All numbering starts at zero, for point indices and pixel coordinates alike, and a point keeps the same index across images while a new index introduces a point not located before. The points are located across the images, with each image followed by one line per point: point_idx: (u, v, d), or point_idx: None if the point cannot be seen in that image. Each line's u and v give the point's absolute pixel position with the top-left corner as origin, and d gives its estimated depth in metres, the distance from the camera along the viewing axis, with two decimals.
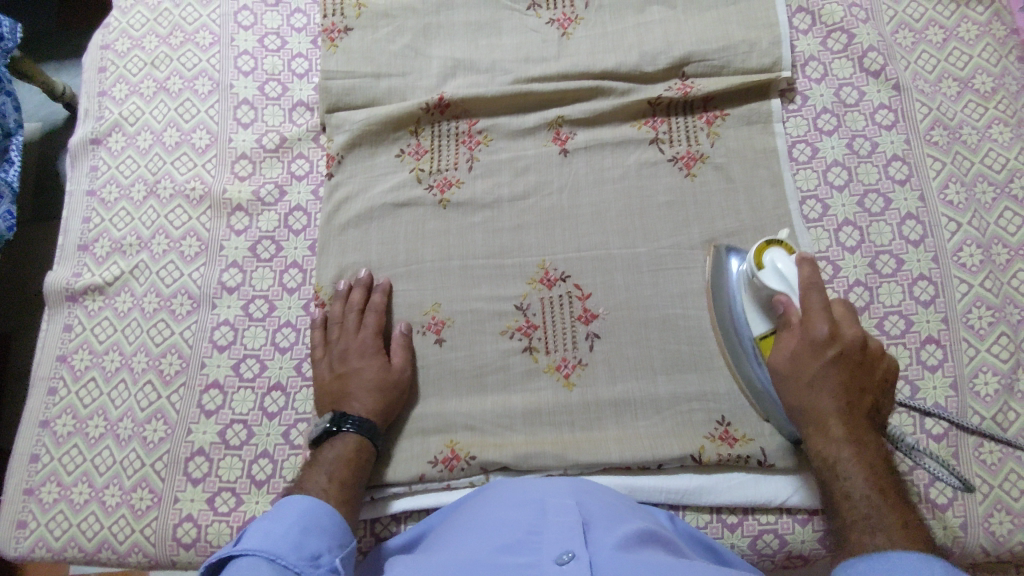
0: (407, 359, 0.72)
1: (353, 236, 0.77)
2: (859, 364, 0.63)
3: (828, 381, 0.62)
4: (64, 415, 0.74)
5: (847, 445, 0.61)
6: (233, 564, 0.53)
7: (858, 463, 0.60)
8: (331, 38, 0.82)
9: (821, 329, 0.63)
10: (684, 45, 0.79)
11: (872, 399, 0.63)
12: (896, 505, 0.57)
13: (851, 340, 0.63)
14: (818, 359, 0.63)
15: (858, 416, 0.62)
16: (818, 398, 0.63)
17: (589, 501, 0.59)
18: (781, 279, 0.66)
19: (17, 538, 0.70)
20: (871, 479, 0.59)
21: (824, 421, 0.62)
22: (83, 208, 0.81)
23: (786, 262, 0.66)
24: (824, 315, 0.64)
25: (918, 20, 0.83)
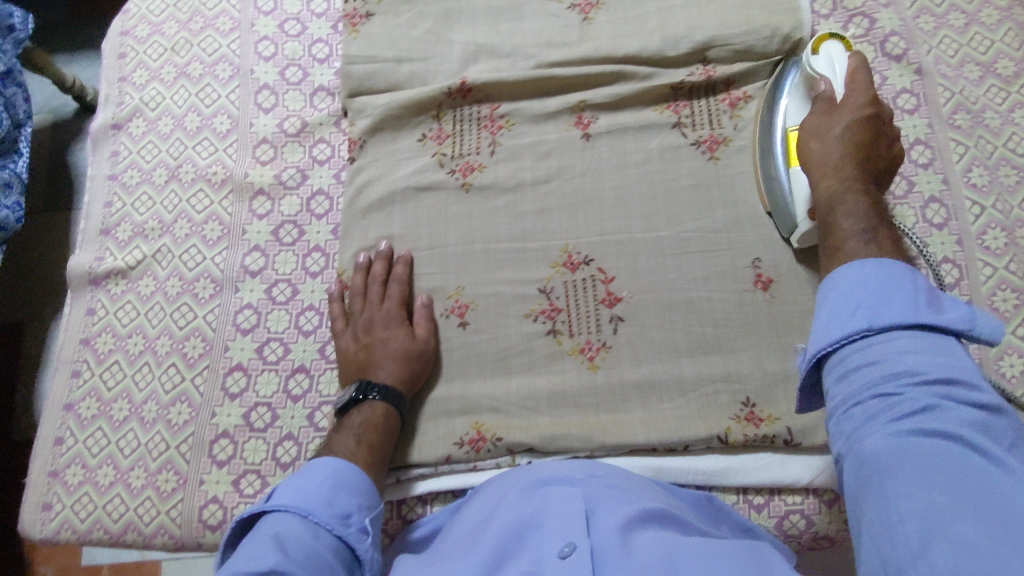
0: (431, 330, 0.72)
1: (377, 219, 0.77)
2: (883, 135, 0.62)
3: (854, 135, 0.62)
4: (88, 399, 0.74)
5: (854, 181, 0.59)
6: (266, 520, 0.55)
7: (863, 201, 0.58)
8: (352, 23, 0.82)
9: (858, 96, 0.64)
10: (706, 30, 0.79)
11: (882, 167, 0.61)
12: (890, 231, 0.55)
13: (888, 115, 0.64)
14: (848, 115, 0.63)
15: (870, 169, 0.61)
16: (838, 147, 0.62)
17: (596, 487, 0.58)
18: (828, 66, 0.69)
19: (42, 520, 0.70)
20: (872, 208, 0.57)
21: (839, 165, 0.61)
22: (105, 193, 0.81)
23: (841, 54, 0.69)
24: (865, 88, 0.65)
25: (939, 6, 0.83)
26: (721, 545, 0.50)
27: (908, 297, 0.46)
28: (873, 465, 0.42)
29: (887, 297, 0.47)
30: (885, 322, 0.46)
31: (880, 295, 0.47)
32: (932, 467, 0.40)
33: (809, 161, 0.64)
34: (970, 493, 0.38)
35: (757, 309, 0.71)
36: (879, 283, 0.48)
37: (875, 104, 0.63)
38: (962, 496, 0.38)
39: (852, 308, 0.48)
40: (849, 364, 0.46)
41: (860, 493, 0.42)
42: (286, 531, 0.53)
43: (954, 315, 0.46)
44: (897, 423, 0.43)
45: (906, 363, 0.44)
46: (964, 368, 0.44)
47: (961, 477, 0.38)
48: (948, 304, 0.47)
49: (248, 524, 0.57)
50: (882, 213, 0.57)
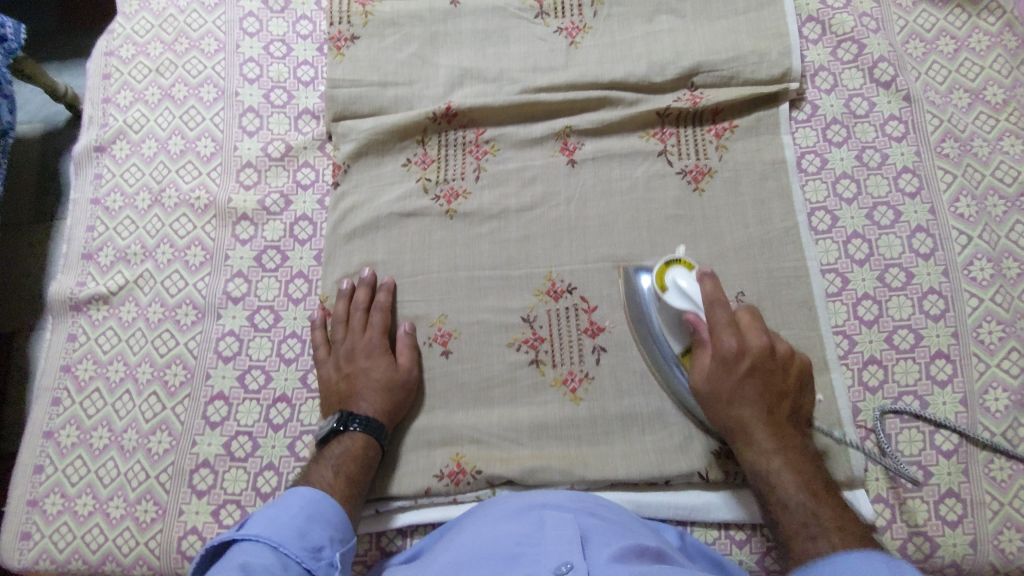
0: (413, 359, 0.72)
1: (360, 246, 0.76)
2: (773, 374, 0.64)
3: (747, 395, 0.63)
4: (68, 426, 0.73)
5: (774, 451, 0.61)
6: (235, 549, 0.53)
7: (789, 471, 0.60)
8: (337, 46, 0.81)
9: (730, 345, 0.64)
10: (693, 56, 0.79)
11: (789, 407, 0.64)
12: (828, 492, 0.59)
13: (758, 348, 0.64)
14: (733, 374, 0.63)
15: (781, 420, 0.63)
16: (741, 411, 0.63)
17: (588, 514, 0.59)
18: (683, 296, 0.67)
19: (20, 549, 0.70)
20: (805, 474, 0.60)
21: (750, 434, 0.62)
22: (87, 217, 0.80)
23: (688, 281, 0.67)
24: (730, 327, 0.64)
25: (929, 30, 0.82)
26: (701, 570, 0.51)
27: None
28: None
29: None
30: None
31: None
32: None
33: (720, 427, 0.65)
34: None
35: None
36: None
37: (746, 352, 0.64)
38: None
39: None
40: None
41: None
42: (255, 560, 0.52)
43: None
44: None
45: None
46: None
47: None
48: None
49: (211, 557, 0.55)
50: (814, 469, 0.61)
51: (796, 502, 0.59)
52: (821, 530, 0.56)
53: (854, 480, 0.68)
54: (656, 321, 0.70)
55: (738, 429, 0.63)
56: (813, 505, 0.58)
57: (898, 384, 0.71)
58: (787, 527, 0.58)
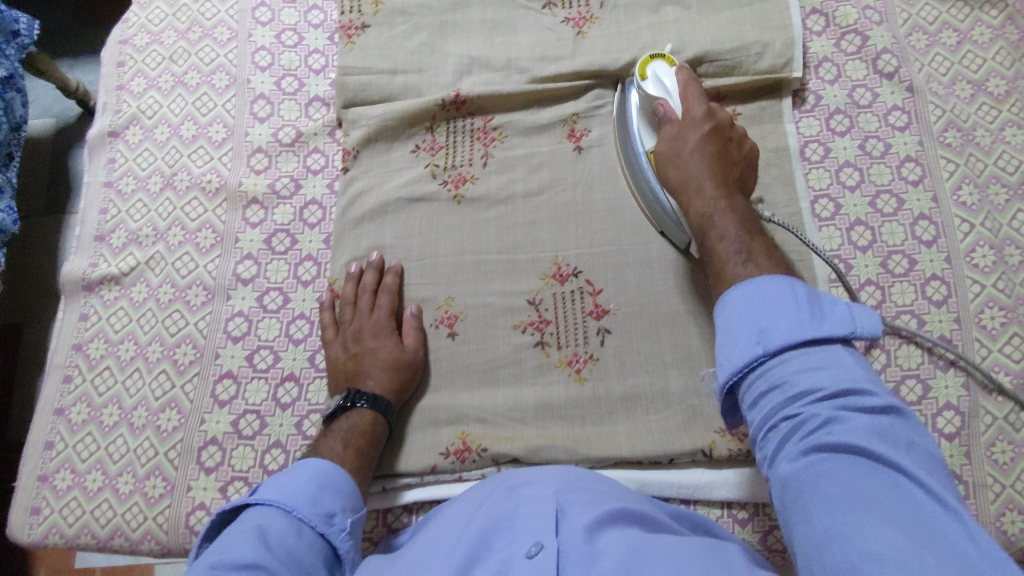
0: (420, 340, 0.73)
1: (368, 230, 0.77)
2: (730, 143, 0.67)
3: (707, 152, 0.66)
4: (78, 404, 0.74)
5: (719, 197, 0.64)
6: (250, 512, 0.55)
7: (730, 212, 0.62)
8: (348, 35, 0.83)
9: (696, 111, 0.69)
10: (698, 45, 0.80)
11: (739, 173, 0.67)
12: (761, 239, 0.60)
13: (723, 120, 0.69)
14: (696, 132, 0.68)
15: (730, 176, 0.66)
16: (690, 164, 0.66)
17: (573, 489, 0.58)
18: (661, 87, 0.72)
19: (30, 524, 0.71)
20: (743, 220, 0.62)
21: (700, 184, 0.65)
22: (100, 199, 0.81)
23: (667, 72, 0.72)
24: (702, 102, 0.69)
25: (932, 23, 0.83)
26: (686, 544, 0.50)
27: (801, 313, 0.49)
28: (794, 478, 0.44)
29: (772, 314, 0.50)
30: (778, 341, 0.49)
31: (768, 315, 0.50)
32: (842, 482, 0.41)
33: (674, 187, 0.68)
34: (896, 506, 0.39)
35: None
36: (770, 298, 0.51)
37: (711, 117, 0.68)
38: (882, 504, 0.39)
39: (746, 331, 0.50)
40: (756, 389, 0.49)
41: (785, 504, 0.44)
42: (270, 524, 0.53)
43: (834, 322, 0.49)
44: (805, 438, 0.45)
45: (804, 381, 0.47)
46: (857, 375, 0.47)
47: (886, 492, 0.40)
48: (827, 306, 0.50)
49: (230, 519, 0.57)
50: (753, 224, 0.62)
51: (732, 236, 0.60)
52: (752, 256, 0.58)
53: None
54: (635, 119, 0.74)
55: (691, 183, 0.66)
56: (748, 243, 0.59)
57: (901, 368, 0.71)
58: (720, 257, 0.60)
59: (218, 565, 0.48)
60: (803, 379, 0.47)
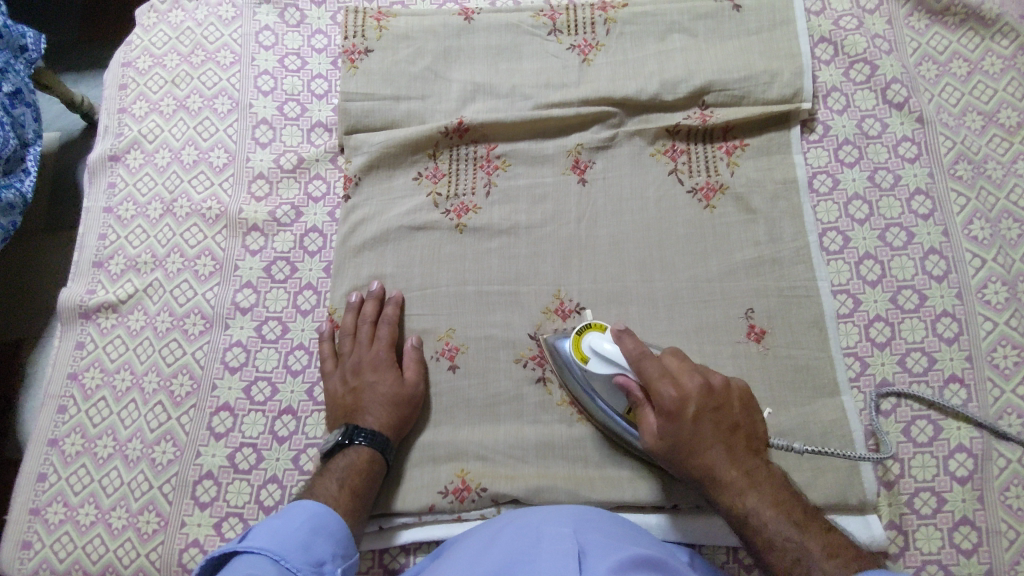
0: (420, 374, 0.71)
1: (369, 258, 0.76)
2: (720, 410, 0.61)
3: (704, 436, 0.59)
4: (73, 435, 0.73)
5: (746, 489, 0.58)
6: (237, 560, 0.52)
7: (769, 500, 0.57)
8: (351, 60, 0.81)
9: (669, 397, 0.60)
10: (705, 74, 0.79)
11: (744, 437, 0.61)
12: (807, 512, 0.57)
13: (697, 389, 0.61)
14: (685, 421, 0.60)
15: (740, 451, 0.60)
16: (702, 459, 0.59)
17: (588, 529, 0.56)
18: (607, 364, 0.63)
19: (20, 559, 0.69)
20: (780, 501, 0.57)
21: (721, 482, 0.59)
22: (99, 224, 0.80)
23: (608, 345, 0.64)
24: (667, 379, 0.61)
25: (942, 53, 0.82)
26: None
27: None
28: None
29: None
30: None
31: None
32: None
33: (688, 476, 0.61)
34: None
35: (749, 360, 0.71)
36: None
37: (687, 393, 0.60)
38: None
39: None
40: None
41: None
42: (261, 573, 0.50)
43: None
44: None
45: None
46: None
47: None
48: None
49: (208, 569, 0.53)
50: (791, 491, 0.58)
51: (785, 537, 0.55)
52: (812, 559, 0.53)
53: (866, 505, 0.66)
54: (588, 387, 0.67)
55: (707, 476, 0.59)
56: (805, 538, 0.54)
57: (911, 409, 0.70)
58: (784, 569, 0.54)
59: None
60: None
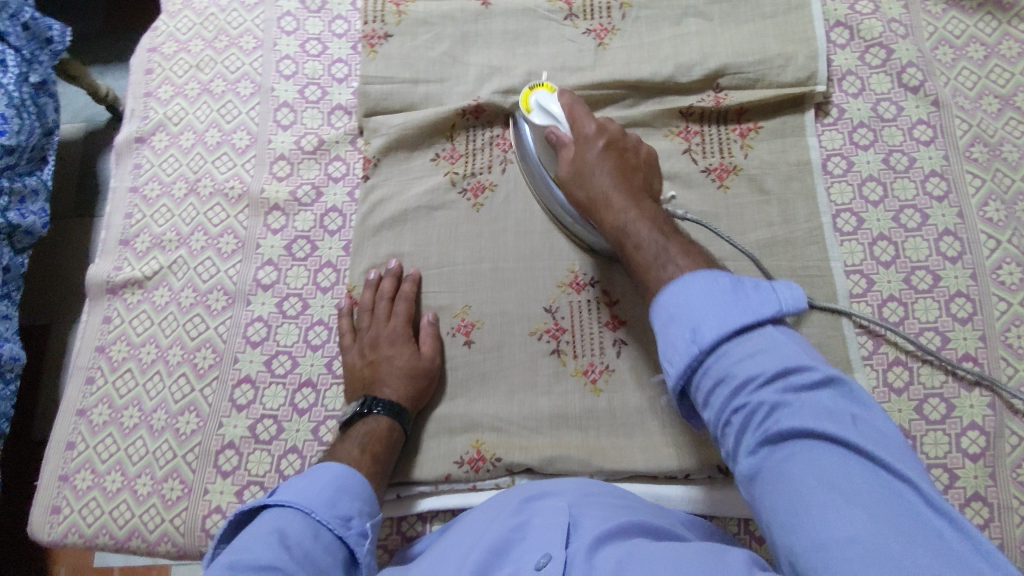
0: (436, 348, 0.73)
1: (388, 237, 0.78)
2: (628, 151, 0.69)
3: (603, 161, 0.67)
4: (100, 405, 0.75)
5: (629, 205, 0.64)
6: (269, 514, 0.55)
7: (644, 219, 0.63)
8: (371, 44, 0.83)
9: (587, 126, 0.69)
10: (720, 58, 0.80)
11: (641, 181, 0.67)
12: (677, 238, 0.61)
13: (616, 132, 0.70)
14: (592, 147, 0.68)
15: (633, 183, 0.66)
16: (597, 180, 0.66)
17: (588, 503, 0.57)
18: (548, 114, 0.72)
19: (50, 523, 0.72)
20: (654, 218, 0.63)
21: (608, 198, 0.65)
22: (126, 204, 0.83)
23: (551, 99, 0.73)
24: (591, 117, 0.70)
25: (958, 37, 0.82)
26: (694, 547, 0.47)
27: (726, 302, 0.50)
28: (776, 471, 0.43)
29: (707, 308, 0.50)
30: (710, 337, 0.49)
31: (702, 308, 0.50)
32: (813, 467, 0.42)
33: (586, 203, 0.68)
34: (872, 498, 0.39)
35: None
36: (702, 295, 0.51)
37: (604, 129, 0.69)
38: (856, 496, 0.40)
39: (695, 321, 0.50)
40: (710, 385, 0.49)
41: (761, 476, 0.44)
42: (288, 528, 0.54)
43: (760, 304, 0.49)
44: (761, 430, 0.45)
45: (743, 369, 0.47)
46: (788, 355, 0.47)
47: (867, 486, 0.40)
48: (751, 292, 0.50)
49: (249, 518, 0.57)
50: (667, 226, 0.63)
51: (647, 243, 0.60)
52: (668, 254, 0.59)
53: None
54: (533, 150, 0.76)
55: (598, 198, 0.66)
56: (664, 241, 0.60)
57: (924, 387, 0.70)
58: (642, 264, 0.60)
59: (239, 564, 0.49)
60: (745, 367, 0.47)
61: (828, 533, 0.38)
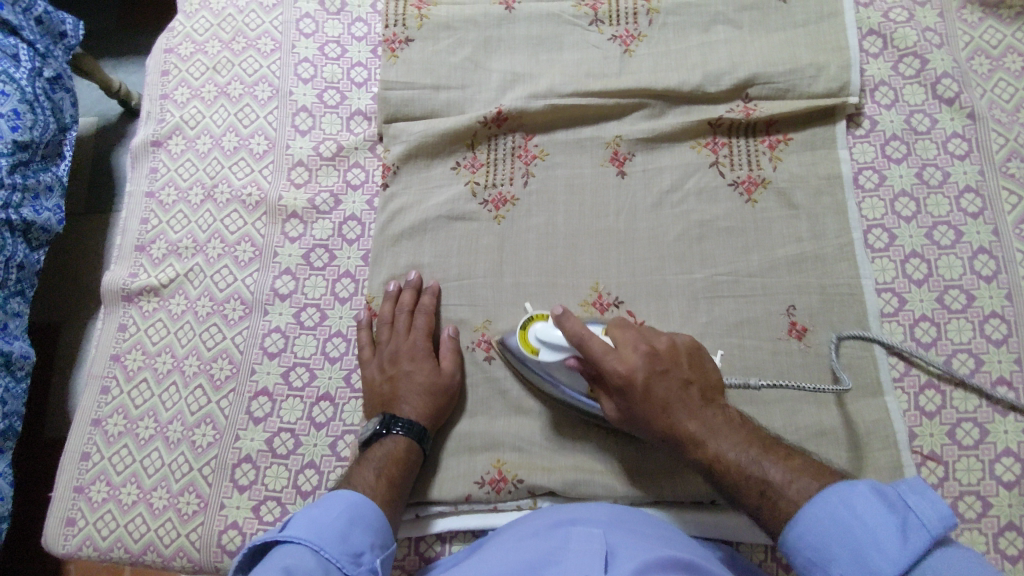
0: (457, 364, 0.71)
1: (407, 248, 0.76)
2: (668, 369, 0.60)
3: (663, 400, 0.59)
4: (115, 415, 0.75)
5: (713, 436, 0.57)
6: (277, 551, 0.53)
7: (738, 446, 0.55)
8: (392, 48, 0.81)
9: (614, 367, 0.59)
10: (750, 67, 0.78)
11: (703, 390, 0.59)
12: (782, 451, 0.55)
13: (641, 354, 0.60)
14: (639, 385, 0.59)
15: (700, 404, 0.58)
16: (670, 418, 0.58)
17: (620, 531, 0.56)
18: (553, 347, 0.65)
19: (65, 535, 0.71)
20: (743, 442, 0.56)
21: (694, 438, 0.57)
22: (142, 209, 0.82)
23: (549, 329, 0.65)
24: (608, 352, 0.60)
25: (995, 47, 0.80)
26: None
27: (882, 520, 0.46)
28: None
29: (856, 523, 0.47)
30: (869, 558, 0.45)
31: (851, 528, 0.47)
32: None
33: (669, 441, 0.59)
34: None
35: (789, 357, 0.70)
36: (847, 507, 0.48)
37: (630, 361, 0.60)
38: None
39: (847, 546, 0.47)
40: None
41: None
42: (298, 564, 0.51)
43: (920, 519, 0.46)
44: None
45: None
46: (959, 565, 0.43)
47: None
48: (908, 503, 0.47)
49: (251, 555, 0.54)
50: (762, 437, 0.56)
51: (753, 473, 0.54)
52: (779, 486, 0.52)
53: None
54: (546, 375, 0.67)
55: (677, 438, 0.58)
56: (761, 457, 0.54)
57: (957, 411, 0.68)
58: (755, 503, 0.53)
59: None
60: None
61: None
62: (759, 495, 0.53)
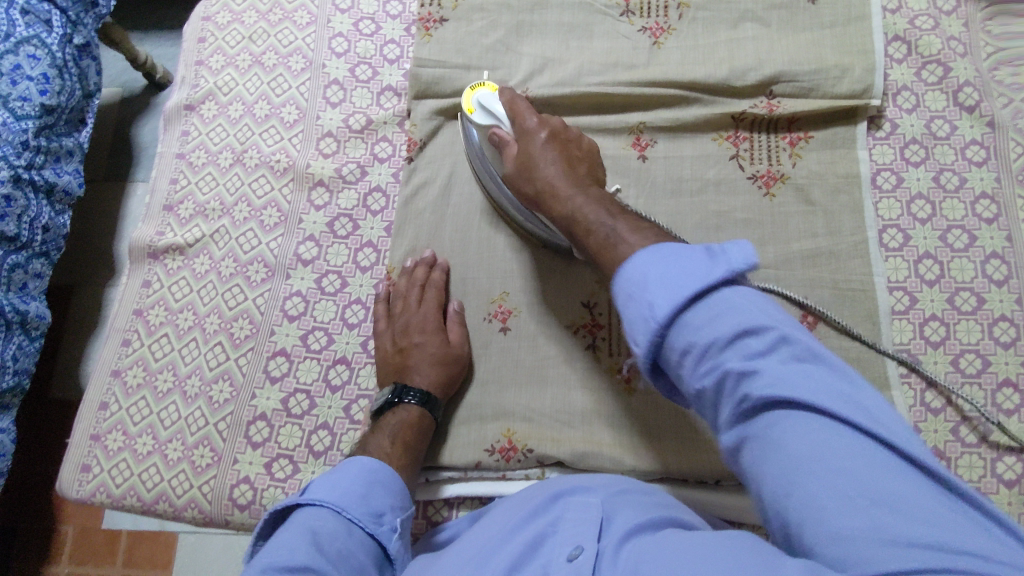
0: (465, 336, 0.72)
1: (429, 221, 0.78)
2: (569, 143, 0.67)
3: (549, 157, 0.65)
4: (135, 367, 0.76)
5: (579, 194, 0.61)
6: (301, 513, 0.56)
7: (596, 204, 0.60)
8: (426, 27, 0.83)
9: (529, 120, 0.68)
10: (776, 64, 0.79)
11: (588, 171, 0.65)
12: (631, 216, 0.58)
13: (556, 123, 0.68)
14: (534, 139, 0.67)
15: (580, 174, 0.64)
16: (546, 175, 0.64)
17: (618, 497, 0.57)
18: (491, 114, 0.72)
19: (80, 480, 0.72)
20: (604, 204, 0.60)
21: (559, 190, 0.62)
22: (172, 170, 0.84)
23: (491, 98, 0.72)
24: (528, 113, 0.69)
25: (1017, 59, 0.81)
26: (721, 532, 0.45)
27: (698, 273, 0.46)
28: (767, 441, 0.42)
29: (676, 271, 0.47)
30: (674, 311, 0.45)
31: (665, 275, 0.47)
32: (811, 468, 0.40)
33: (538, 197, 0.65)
34: (874, 492, 0.38)
35: None
36: (668, 260, 0.48)
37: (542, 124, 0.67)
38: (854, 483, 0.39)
39: (662, 291, 0.46)
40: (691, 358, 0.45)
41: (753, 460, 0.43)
42: (320, 526, 0.54)
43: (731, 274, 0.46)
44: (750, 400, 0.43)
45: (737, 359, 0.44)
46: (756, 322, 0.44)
47: (863, 477, 0.39)
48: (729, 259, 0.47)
49: (279, 516, 0.57)
50: (619, 207, 0.60)
51: (599, 223, 0.58)
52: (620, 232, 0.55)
53: None
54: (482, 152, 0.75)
55: (546, 191, 0.63)
56: (606, 213, 0.58)
57: (962, 409, 0.69)
58: (596, 245, 0.57)
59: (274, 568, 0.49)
60: (711, 335, 0.44)
61: (847, 535, 0.37)
62: (602, 242, 0.56)
